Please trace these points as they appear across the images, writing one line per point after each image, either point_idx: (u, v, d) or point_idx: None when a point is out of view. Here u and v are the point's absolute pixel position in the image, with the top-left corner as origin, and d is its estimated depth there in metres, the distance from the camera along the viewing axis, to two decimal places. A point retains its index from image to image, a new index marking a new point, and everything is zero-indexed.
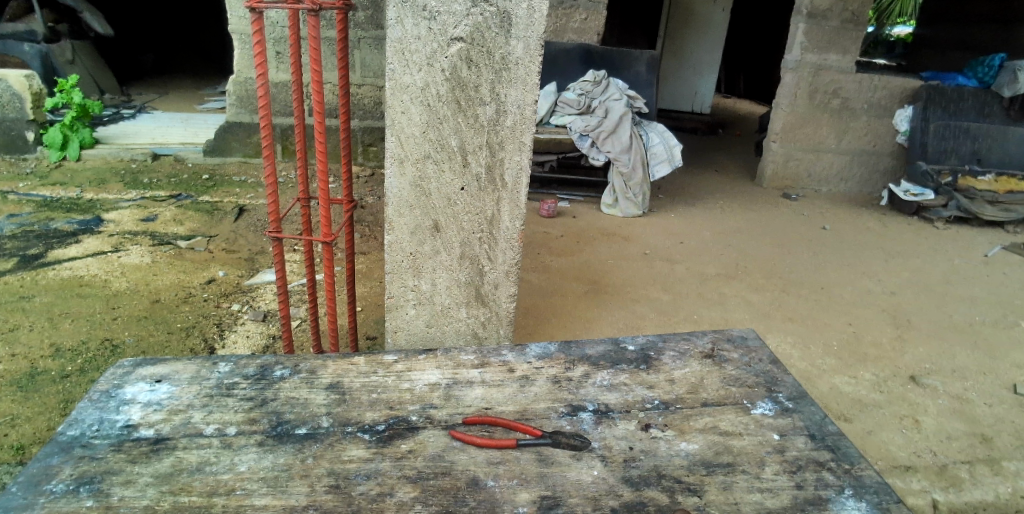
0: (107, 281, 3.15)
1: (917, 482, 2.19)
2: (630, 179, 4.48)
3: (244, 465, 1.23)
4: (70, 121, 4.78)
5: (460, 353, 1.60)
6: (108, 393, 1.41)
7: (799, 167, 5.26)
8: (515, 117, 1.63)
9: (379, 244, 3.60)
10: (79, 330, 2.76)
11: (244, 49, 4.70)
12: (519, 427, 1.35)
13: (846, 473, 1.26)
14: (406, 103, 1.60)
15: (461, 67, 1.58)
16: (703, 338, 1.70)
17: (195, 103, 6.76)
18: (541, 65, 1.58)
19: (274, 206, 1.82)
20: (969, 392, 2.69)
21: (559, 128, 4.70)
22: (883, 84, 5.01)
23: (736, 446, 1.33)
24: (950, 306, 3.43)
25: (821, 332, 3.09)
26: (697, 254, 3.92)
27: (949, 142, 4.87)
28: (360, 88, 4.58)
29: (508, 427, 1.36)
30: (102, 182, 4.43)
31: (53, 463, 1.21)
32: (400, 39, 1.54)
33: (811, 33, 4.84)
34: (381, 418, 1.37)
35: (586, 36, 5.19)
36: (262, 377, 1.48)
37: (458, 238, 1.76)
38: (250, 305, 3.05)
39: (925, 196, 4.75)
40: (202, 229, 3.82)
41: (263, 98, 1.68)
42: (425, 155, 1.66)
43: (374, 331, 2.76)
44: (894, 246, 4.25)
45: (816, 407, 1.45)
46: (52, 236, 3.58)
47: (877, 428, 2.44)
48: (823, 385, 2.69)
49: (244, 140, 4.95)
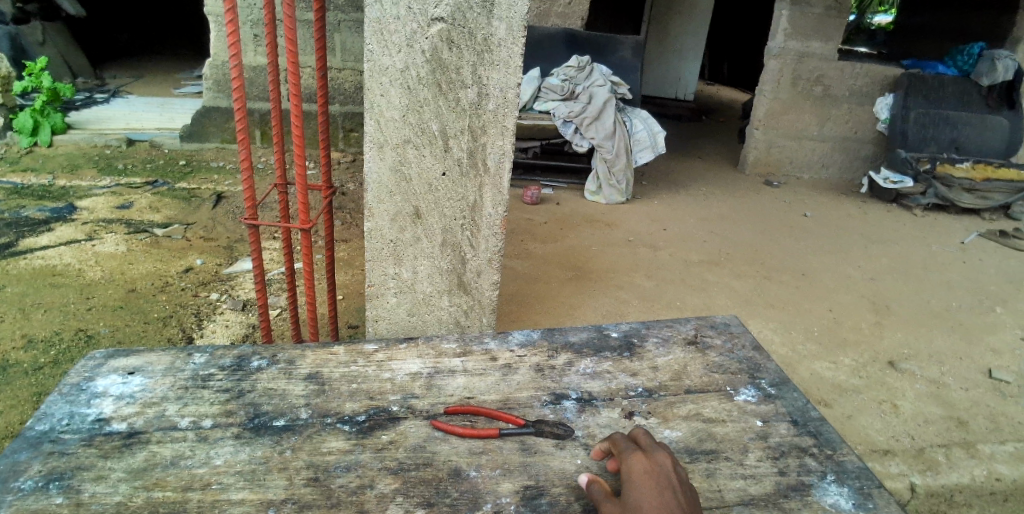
0: (81, 271, 3.08)
1: (895, 465, 2.22)
2: (613, 166, 4.46)
3: (220, 459, 1.20)
4: (41, 106, 4.64)
5: (442, 342, 1.58)
6: (79, 386, 1.37)
7: (780, 153, 5.28)
8: (498, 100, 1.60)
9: (360, 231, 3.56)
10: (52, 320, 2.70)
11: (220, 32, 4.59)
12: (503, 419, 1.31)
13: (828, 459, 1.27)
14: (385, 86, 1.57)
15: (443, 49, 1.54)
16: (687, 325, 1.70)
17: (171, 87, 6.60)
18: (524, 46, 1.55)
19: (250, 192, 1.76)
20: (946, 376, 2.73)
21: (543, 114, 4.66)
22: (864, 71, 5.01)
23: (719, 433, 1.32)
24: (927, 292, 3.47)
25: (802, 318, 3.11)
26: (681, 240, 3.92)
27: (928, 130, 4.94)
28: (340, 72, 4.50)
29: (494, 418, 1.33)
30: (75, 168, 4.32)
31: (21, 459, 1.18)
32: (378, 20, 1.50)
33: (794, 19, 4.82)
34: (360, 408, 1.35)
35: (570, 21, 5.19)
36: (238, 368, 1.45)
37: (440, 225, 1.73)
38: (228, 295, 2.99)
39: (905, 184, 4.79)
40: (179, 216, 3.74)
41: (236, 81, 1.62)
42: (406, 140, 1.62)
43: (356, 320, 2.74)
44: (873, 233, 4.29)
45: (799, 393, 1.45)
46: (23, 224, 3.49)
47: (856, 412, 2.47)
48: (803, 369, 2.72)
49: (222, 125, 4.85)
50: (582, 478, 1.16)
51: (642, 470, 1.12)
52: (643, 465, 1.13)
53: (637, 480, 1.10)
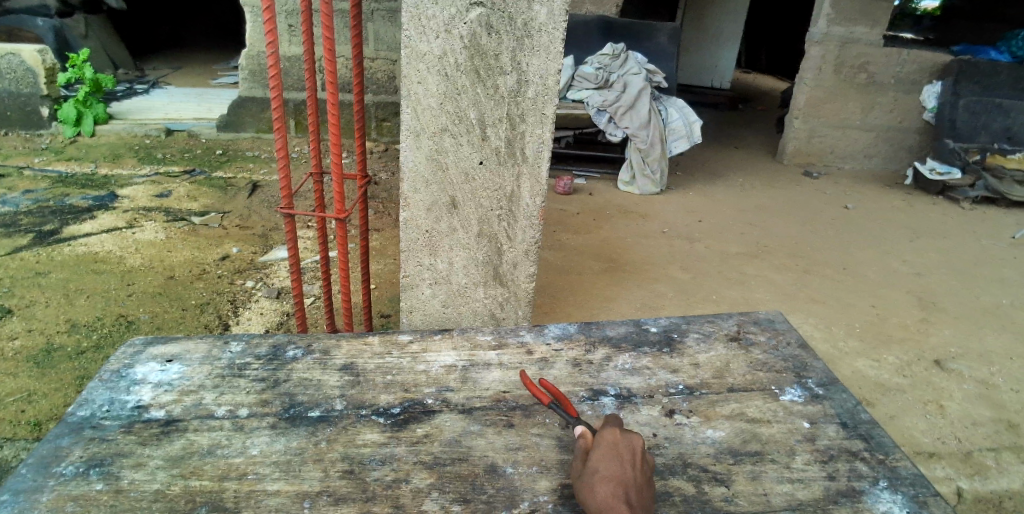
0: (122, 258, 3.14)
1: (941, 469, 2.14)
2: (648, 155, 4.38)
3: (256, 449, 1.20)
4: (83, 96, 4.74)
5: (477, 334, 1.55)
6: (119, 373, 1.38)
7: (821, 143, 5.12)
8: (538, 87, 1.56)
9: (393, 221, 3.56)
10: (94, 306, 2.76)
11: (256, 22, 4.62)
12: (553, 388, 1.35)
13: (880, 464, 1.21)
14: (423, 73, 1.54)
15: (481, 34, 1.50)
16: (729, 321, 1.64)
17: (209, 78, 6.71)
18: (565, 31, 1.51)
19: (286, 181, 1.76)
20: (996, 377, 2.62)
21: (576, 103, 4.58)
22: (912, 58, 4.80)
23: (764, 434, 1.27)
24: (977, 289, 3.32)
25: (844, 314, 3.01)
26: (717, 232, 3.83)
27: (979, 118, 4.74)
28: (373, 62, 4.50)
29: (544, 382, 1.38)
30: (116, 157, 4.41)
31: (63, 444, 1.19)
32: (416, 5, 1.47)
33: (838, 4, 4.65)
34: (396, 400, 1.33)
35: (605, 8, 5.09)
36: (274, 357, 1.45)
37: (477, 216, 1.70)
38: (263, 282, 3.02)
39: (953, 175, 4.63)
40: (216, 205, 3.79)
41: (273, 68, 1.61)
42: (443, 128, 1.60)
43: (389, 309, 2.74)
44: (919, 226, 4.14)
45: (848, 394, 1.39)
46: (67, 212, 3.58)
47: (900, 413, 2.38)
48: (845, 367, 2.63)
49: (257, 115, 4.89)
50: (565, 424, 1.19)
51: (610, 441, 1.12)
52: (613, 434, 1.13)
53: (599, 448, 1.12)
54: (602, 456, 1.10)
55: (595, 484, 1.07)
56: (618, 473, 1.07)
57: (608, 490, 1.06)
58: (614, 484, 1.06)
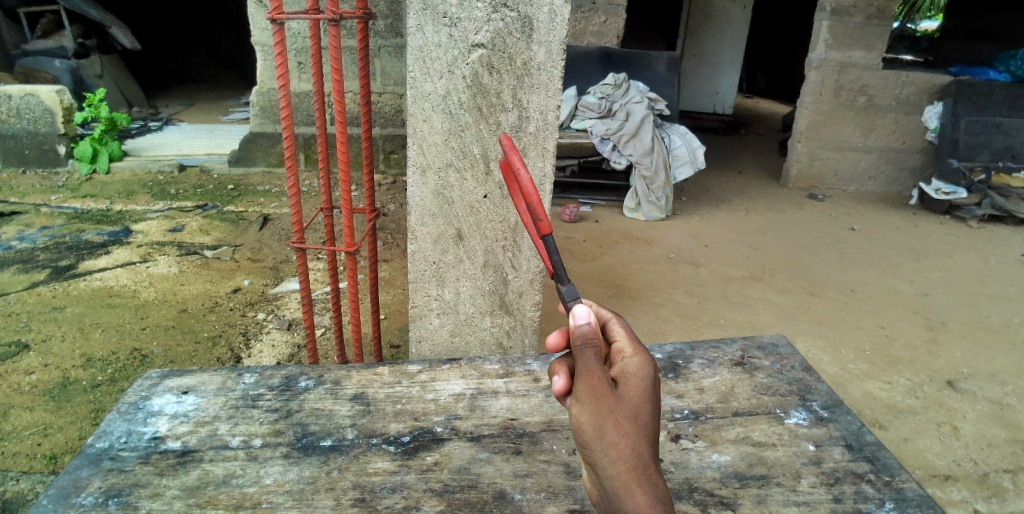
0: (136, 292, 3.20)
1: (957, 492, 2.12)
2: (652, 183, 4.44)
3: (270, 478, 1.22)
4: (99, 135, 4.87)
5: (484, 363, 1.58)
6: (136, 405, 1.42)
7: (825, 166, 5.15)
8: (538, 123, 1.62)
9: (401, 251, 3.62)
10: (109, 340, 2.81)
11: (266, 59, 4.74)
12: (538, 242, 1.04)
13: (886, 485, 1.22)
14: (428, 111, 1.60)
15: (483, 73, 1.56)
16: (733, 346, 1.66)
17: (220, 114, 6.86)
18: (563, 70, 1.58)
19: (297, 216, 1.81)
20: (1010, 397, 2.60)
21: (580, 132, 4.66)
22: (911, 80, 4.87)
23: (770, 458, 1.29)
24: (985, 308, 3.32)
25: (852, 336, 3.01)
26: (723, 257, 3.85)
27: (980, 138, 4.78)
28: (380, 96, 4.60)
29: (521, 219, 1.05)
30: (131, 193, 4.51)
31: (82, 475, 1.22)
32: (420, 47, 1.54)
33: (835, 30, 4.73)
34: (405, 429, 1.36)
35: (605, 39, 5.19)
36: (286, 388, 1.48)
37: (482, 247, 1.74)
38: (275, 314, 3.07)
39: (958, 194, 4.65)
40: (228, 238, 3.86)
41: (285, 109, 1.68)
42: (448, 163, 1.64)
43: (398, 339, 2.77)
44: (926, 247, 4.14)
45: (853, 416, 1.41)
46: (83, 248, 3.65)
47: (913, 435, 2.37)
48: (855, 390, 2.63)
49: (267, 150, 5.00)
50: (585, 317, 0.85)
51: (646, 378, 0.85)
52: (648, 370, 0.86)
53: (631, 382, 0.84)
54: (637, 393, 0.83)
55: (630, 428, 0.79)
56: (655, 426, 0.81)
57: (643, 445, 0.79)
58: (649, 440, 0.80)
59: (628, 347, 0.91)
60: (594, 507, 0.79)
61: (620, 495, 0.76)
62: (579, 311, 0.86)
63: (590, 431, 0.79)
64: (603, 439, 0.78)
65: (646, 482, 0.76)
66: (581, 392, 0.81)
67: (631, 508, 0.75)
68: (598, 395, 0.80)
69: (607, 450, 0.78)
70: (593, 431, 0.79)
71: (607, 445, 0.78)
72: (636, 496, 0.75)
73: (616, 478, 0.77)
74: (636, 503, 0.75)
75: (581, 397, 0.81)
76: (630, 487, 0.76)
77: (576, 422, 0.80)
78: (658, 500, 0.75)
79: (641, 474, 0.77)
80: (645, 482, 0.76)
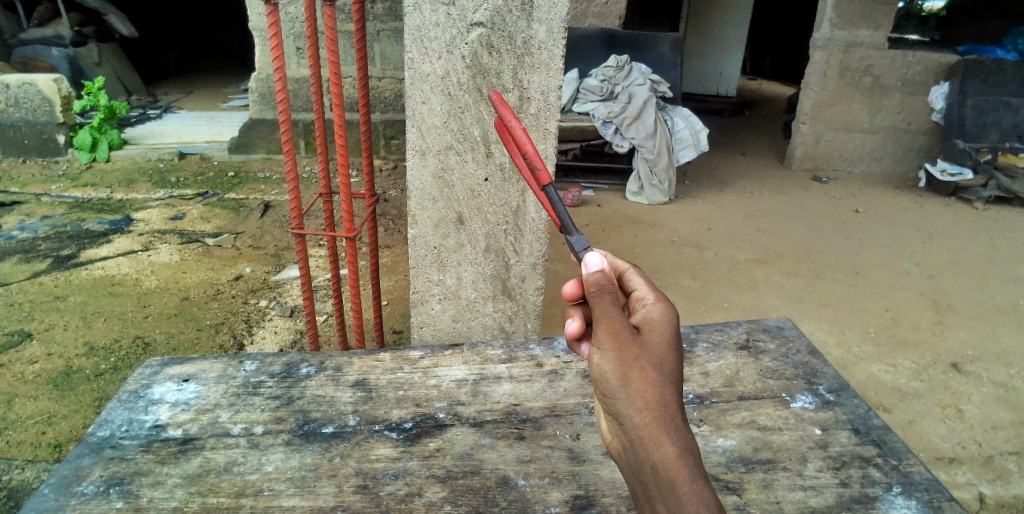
0: (138, 280, 3.19)
1: (962, 474, 2.11)
2: (655, 166, 4.38)
3: (271, 466, 1.21)
4: (98, 123, 4.84)
5: (487, 348, 1.57)
6: (136, 393, 1.41)
7: (829, 148, 5.11)
8: (539, 103, 1.58)
9: (403, 237, 3.60)
10: (112, 328, 2.80)
11: (264, 45, 4.69)
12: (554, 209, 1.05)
13: (893, 469, 1.21)
14: (427, 93, 1.57)
15: (482, 53, 1.54)
16: (739, 329, 1.65)
17: (219, 101, 6.82)
18: (565, 48, 1.54)
19: (296, 202, 1.78)
20: (1015, 379, 2.59)
21: (582, 115, 4.61)
22: (918, 60, 4.79)
23: (776, 442, 1.27)
24: (992, 290, 3.29)
25: (857, 319, 3.00)
26: (727, 241, 3.82)
27: (988, 116, 4.77)
28: (380, 81, 4.55)
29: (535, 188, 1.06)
30: (131, 182, 4.48)
31: (83, 464, 1.22)
32: (418, 28, 1.51)
33: (840, 9, 4.66)
34: (408, 415, 1.35)
35: (607, 20, 5.13)
36: (287, 375, 1.47)
37: (484, 231, 1.72)
38: (277, 302, 3.05)
39: (964, 176, 4.61)
40: (229, 226, 3.84)
41: (281, 93, 1.64)
42: (447, 146, 1.62)
43: (400, 326, 2.77)
44: (932, 229, 4.10)
45: (860, 399, 1.39)
46: (84, 237, 3.64)
47: (918, 418, 2.36)
48: (860, 373, 2.61)
49: (267, 136, 4.96)
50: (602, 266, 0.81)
51: (667, 326, 0.83)
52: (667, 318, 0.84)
53: (654, 328, 0.83)
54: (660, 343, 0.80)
55: (656, 380, 0.77)
56: (679, 377, 0.79)
57: (669, 395, 0.77)
58: (674, 390, 0.78)
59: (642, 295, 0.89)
60: (617, 459, 0.77)
61: (646, 447, 0.74)
62: (592, 259, 0.83)
63: (613, 380, 0.76)
64: (629, 390, 0.76)
65: (673, 432, 0.75)
66: (603, 343, 0.78)
67: (659, 456, 0.74)
68: (621, 344, 0.78)
69: (632, 400, 0.76)
70: (618, 381, 0.76)
71: (634, 399, 0.76)
72: (665, 448, 0.74)
73: (643, 431, 0.75)
74: (665, 455, 0.74)
75: (604, 346, 0.78)
76: (658, 440, 0.74)
77: (599, 371, 0.77)
78: (684, 451, 0.75)
79: (666, 423, 0.75)
80: (673, 431, 0.75)
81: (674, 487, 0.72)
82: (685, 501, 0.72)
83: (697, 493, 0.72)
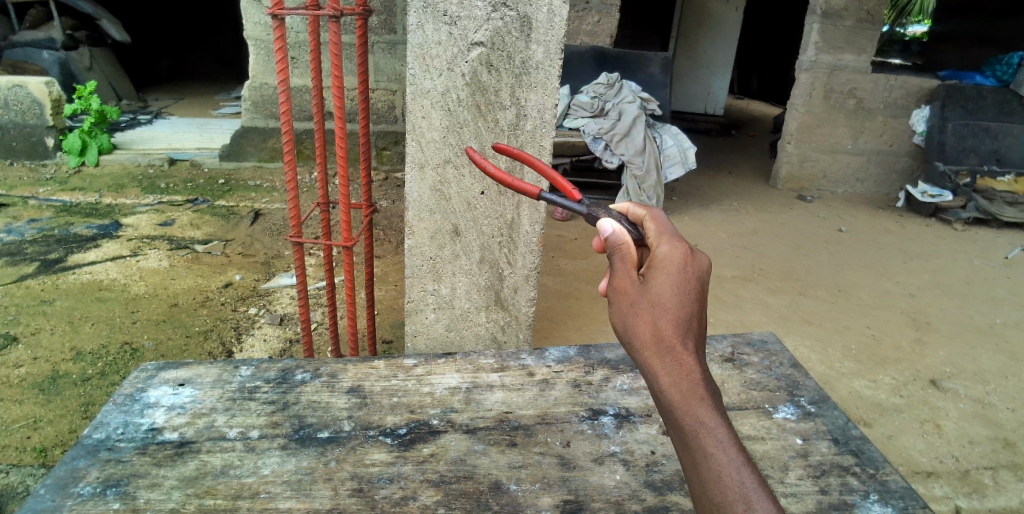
0: (126, 286, 3.19)
1: (940, 488, 2.17)
2: (644, 182, 4.46)
3: (268, 469, 1.24)
4: (89, 127, 4.84)
5: (480, 357, 1.60)
6: (132, 397, 1.43)
7: (813, 168, 5.22)
8: (536, 121, 1.64)
9: (394, 246, 3.64)
10: (99, 333, 2.80)
11: (259, 54, 4.72)
12: (565, 181, 1.30)
13: (871, 477, 1.26)
14: (428, 108, 1.61)
15: (481, 71, 1.58)
16: (724, 342, 1.69)
17: (211, 109, 6.83)
18: (561, 68, 1.59)
19: (295, 211, 1.81)
20: (991, 396, 2.66)
21: (573, 130, 4.68)
22: (900, 84, 4.93)
23: (759, 451, 1.32)
24: (971, 309, 3.38)
25: (839, 335, 3.07)
26: (713, 256, 3.90)
27: (968, 142, 4.86)
28: (374, 92, 4.60)
29: (543, 171, 1.33)
30: (120, 187, 4.48)
31: (79, 465, 1.23)
32: (421, 45, 1.56)
33: (826, 33, 4.78)
34: (402, 421, 1.38)
35: (599, 38, 5.22)
36: (283, 381, 1.49)
37: (479, 243, 1.76)
38: (266, 309, 3.07)
39: (944, 197, 4.73)
40: (218, 233, 3.85)
41: (284, 104, 1.68)
42: (446, 160, 1.66)
43: (391, 335, 2.79)
44: (913, 248, 4.20)
45: (840, 411, 1.44)
46: (72, 241, 3.63)
47: (897, 433, 2.42)
48: (842, 388, 2.67)
49: (259, 144, 4.98)
50: (608, 224, 0.90)
51: (676, 264, 0.87)
52: (680, 254, 0.89)
53: (660, 269, 0.87)
54: (665, 280, 0.86)
55: (654, 315, 0.84)
56: (685, 309, 0.84)
57: (669, 327, 0.84)
58: (678, 323, 0.84)
59: (664, 237, 0.95)
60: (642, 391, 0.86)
61: (650, 380, 0.83)
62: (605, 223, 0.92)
63: (618, 323, 0.86)
64: (629, 328, 0.85)
65: (672, 364, 0.82)
66: (610, 290, 0.88)
67: (659, 386, 0.82)
68: (622, 290, 0.86)
69: (634, 338, 0.84)
70: (620, 322, 0.86)
71: (632, 335, 0.84)
72: (662, 377, 0.82)
73: (643, 363, 0.83)
74: (661, 383, 0.81)
75: (611, 294, 0.88)
76: (655, 371, 0.82)
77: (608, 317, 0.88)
78: (683, 378, 0.81)
79: (665, 356, 0.82)
80: (671, 361, 0.82)
81: (673, 409, 0.80)
82: (683, 420, 0.80)
83: (695, 413, 0.80)
